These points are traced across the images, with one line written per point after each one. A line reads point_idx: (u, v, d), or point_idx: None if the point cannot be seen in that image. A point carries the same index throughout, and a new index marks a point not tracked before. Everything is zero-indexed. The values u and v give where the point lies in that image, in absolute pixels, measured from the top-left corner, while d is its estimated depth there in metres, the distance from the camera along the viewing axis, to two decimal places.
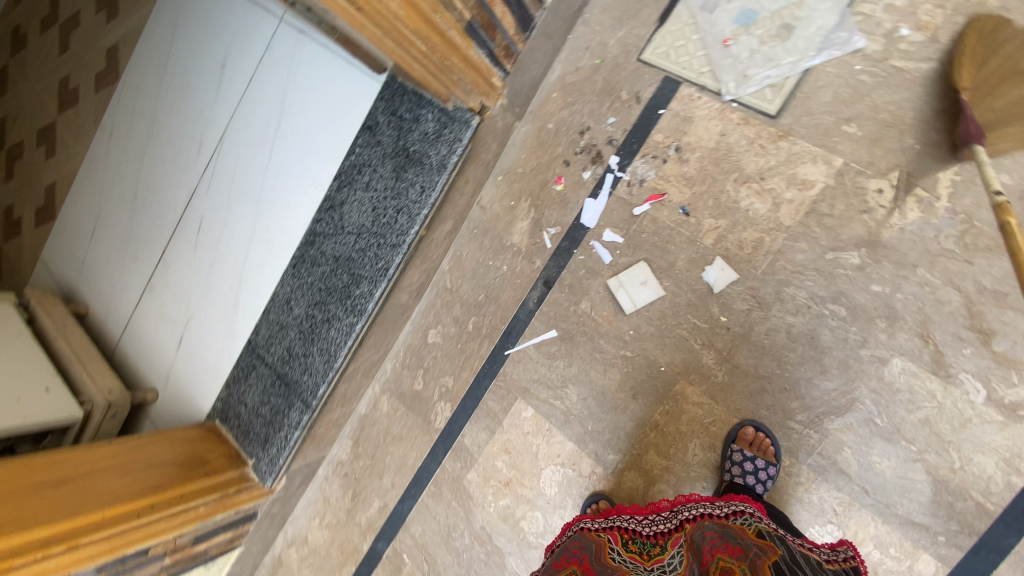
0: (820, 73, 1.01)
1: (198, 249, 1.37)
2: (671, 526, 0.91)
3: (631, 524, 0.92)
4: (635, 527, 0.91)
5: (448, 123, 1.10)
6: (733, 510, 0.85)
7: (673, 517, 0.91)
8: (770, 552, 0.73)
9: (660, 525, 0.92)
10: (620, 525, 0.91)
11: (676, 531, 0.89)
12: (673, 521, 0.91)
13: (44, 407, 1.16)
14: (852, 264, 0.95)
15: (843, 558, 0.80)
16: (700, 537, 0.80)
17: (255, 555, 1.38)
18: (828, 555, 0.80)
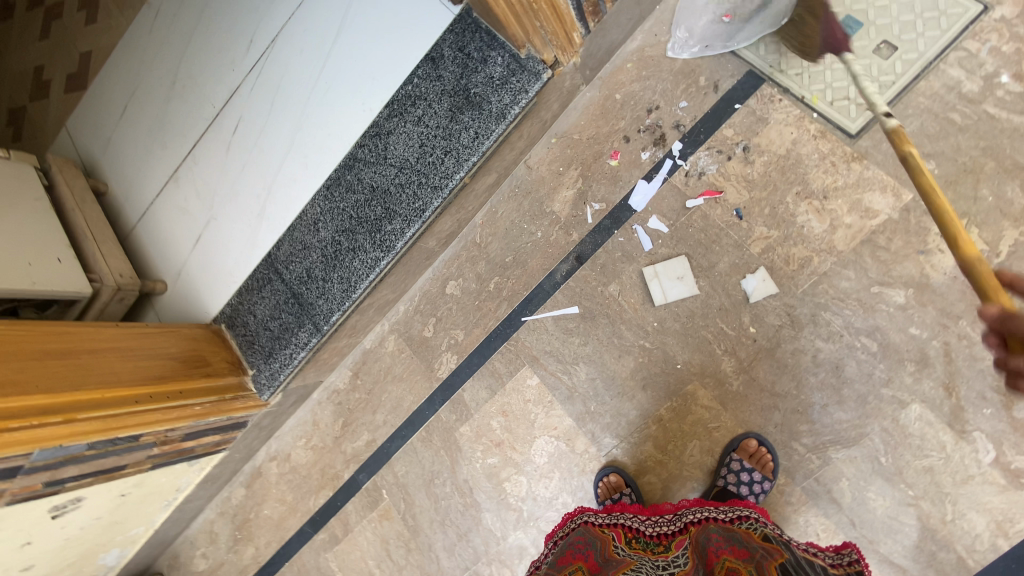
0: (912, 100, 0.95)
1: (231, 150, 1.33)
2: (673, 527, 0.97)
3: (633, 522, 1.00)
4: (638, 527, 0.99)
5: (517, 71, 1.03)
6: (737, 515, 0.89)
7: (677, 520, 0.98)
8: (777, 554, 0.76)
9: (663, 526, 0.98)
10: (622, 522, 0.99)
11: (680, 533, 0.95)
12: (677, 523, 0.97)
13: (55, 277, 1.14)
14: (896, 302, 0.93)
15: (848, 561, 0.80)
16: (705, 538, 0.84)
17: (238, 461, 1.41)
18: (833, 560, 0.81)
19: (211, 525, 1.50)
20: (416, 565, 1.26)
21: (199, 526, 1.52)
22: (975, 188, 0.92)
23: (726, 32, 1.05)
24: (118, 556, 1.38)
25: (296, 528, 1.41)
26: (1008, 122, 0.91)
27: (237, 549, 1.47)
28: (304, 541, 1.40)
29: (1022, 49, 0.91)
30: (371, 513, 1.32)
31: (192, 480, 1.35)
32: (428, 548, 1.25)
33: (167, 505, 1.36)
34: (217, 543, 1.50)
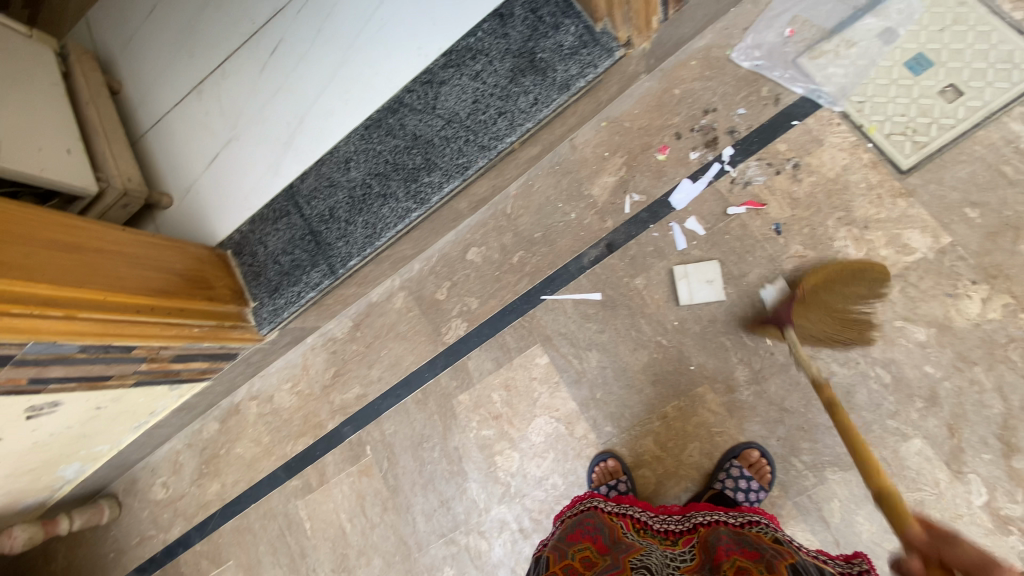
0: (966, 147, 0.98)
1: (265, 71, 1.26)
2: (682, 526, 0.97)
3: (641, 515, 0.99)
4: (646, 520, 0.99)
5: (589, 44, 1.00)
6: (748, 520, 0.89)
7: (687, 520, 0.97)
8: (786, 556, 0.77)
9: (673, 524, 0.98)
10: (630, 514, 0.99)
11: (689, 532, 0.95)
12: (686, 524, 0.97)
13: (62, 169, 1.06)
14: (916, 339, 0.96)
15: (859, 570, 0.82)
16: (714, 539, 0.85)
17: (217, 394, 1.36)
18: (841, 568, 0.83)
19: (176, 455, 1.45)
20: (390, 525, 1.24)
21: (163, 454, 1.46)
22: (1014, 243, 0.94)
23: (800, 46, 1.07)
24: (77, 472, 1.32)
25: (268, 471, 1.37)
26: None
27: (201, 484, 1.42)
28: (274, 485, 1.36)
29: None
30: (351, 467, 1.29)
31: (168, 405, 1.29)
32: (406, 510, 1.23)
33: (136, 428, 1.30)
34: (179, 475, 1.44)
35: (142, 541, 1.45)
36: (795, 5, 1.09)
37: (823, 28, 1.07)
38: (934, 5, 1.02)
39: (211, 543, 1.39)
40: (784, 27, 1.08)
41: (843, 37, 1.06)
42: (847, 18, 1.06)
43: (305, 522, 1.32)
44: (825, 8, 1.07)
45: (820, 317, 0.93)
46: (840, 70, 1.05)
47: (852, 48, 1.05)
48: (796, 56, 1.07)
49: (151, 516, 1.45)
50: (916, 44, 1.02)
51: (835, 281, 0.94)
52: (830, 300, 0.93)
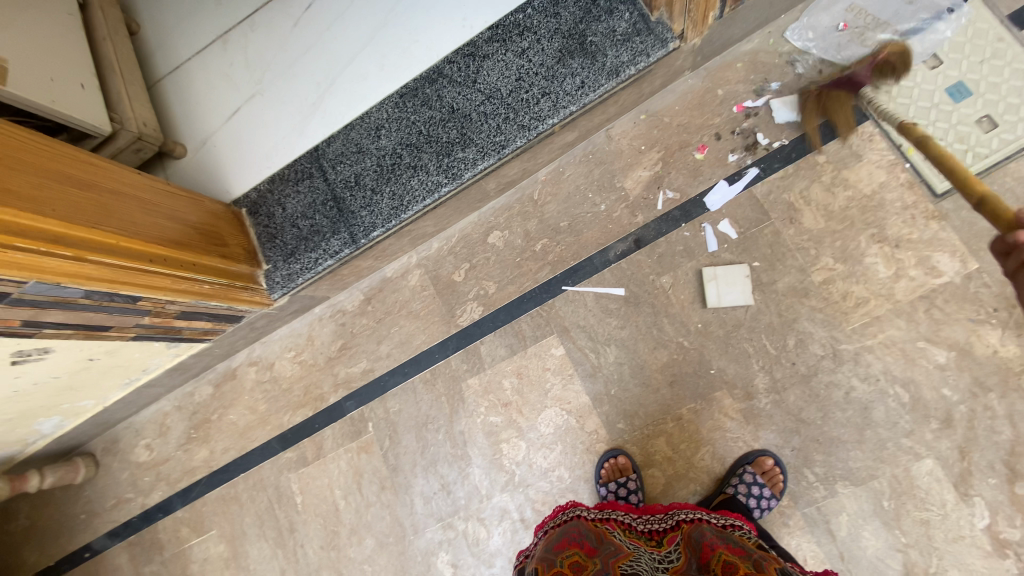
0: (999, 176, 0.99)
1: (297, 27, 1.21)
2: (666, 524, 0.96)
3: (625, 517, 0.99)
4: (629, 521, 0.98)
5: (643, 32, 0.98)
6: (730, 522, 0.90)
7: (669, 518, 0.97)
8: (774, 560, 0.77)
9: (655, 524, 0.98)
10: (613, 517, 0.98)
11: (672, 531, 0.94)
12: (669, 521, 0.97)
13: (74, 104, 1.00)
14: (937, 361, 0.96)
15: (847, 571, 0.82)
16: (699, 535, 0.85)
17: (216, 357, 1.31)
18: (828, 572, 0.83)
19: (164, 417, 1.39)
20: (385, 505, 1.21)
21: (149, 415, 1.41)
22: None
23: (850, 40, 1.05)
24: (56, 426, 1.26)
25: (261, 441, 1.32)
26: None
27: (188, 449, 1.37)
28: (267, 455, 1.31)
29: None
30: (349, 443, 1.26)
31: (162, 364, 1.24)
32: (404, 491, 1.20)
33: (125, 385, 1.25)
34: (165, 438, 1.39)
35: (118, 504, 1.40)
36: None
37: (880, 21, 1.04)
38: (975, 36, 1.03)
39: (193, 511, 1.35)
40: (840, 19, 1.05)
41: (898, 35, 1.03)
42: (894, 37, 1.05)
43: (296, 496, 1.28)
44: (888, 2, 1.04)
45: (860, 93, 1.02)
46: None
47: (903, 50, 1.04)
48: (845, 51, 1.06)
49: (131, 479, 1.40)
50: (957, 72, 1.03)
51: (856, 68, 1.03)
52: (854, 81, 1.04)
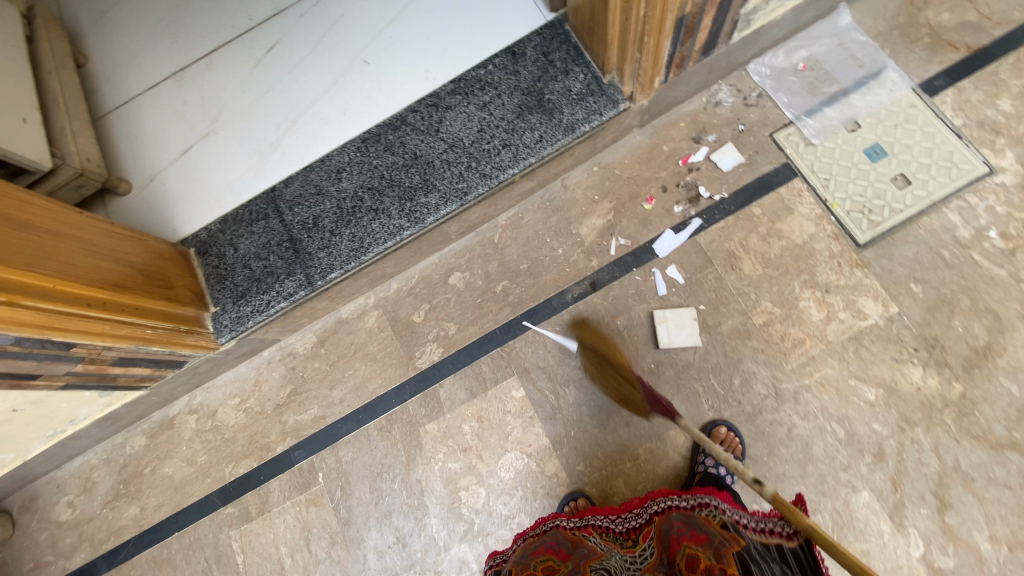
0: (913, 230, 1.09)
1: (258, 69, 1.22)
2: (641, 520, 0.98)
3: (603, 522, 0.99)
4: (608, 525, 0.99)
5: (596, 93, 1.06)
6: (698, 502, 0.91)
7: (644, 513, 0.99)
8: (733, 543, 0.80)
9: (632, 521, 0.99)
10: (592, 523, 0.99)
11: (646, 526, 0.96)
12: (644, 515, 0.98)
13: (13, 138, 0.95)
14: (867, 398, 1.04)
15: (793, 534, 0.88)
16: (667, 527, 0.87)
17: (152, 404, 1.22)
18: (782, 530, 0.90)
19: (89, 472, 1.27)
20: (336, 561, 1.14)
21: (71, 470, 1.28)
22: (950, 318, 1.05)
23: (805, 80, 1.19)
24: None
25: (199, 496, 1.23)
26: (988, 271, 1.06)
27: (115, 507, 1.25)
28: (205, 512, 1.22)
29: (1011, 213, 1.08)
30: (298, 496, 1.19)
31: (91, 415, 1.14)
32: (356, 545, 1.14)
33: (47, 438, 1.14)
34: (90, 495, 1.26)
35: (35, 569, 1.24)
36: (818, 45, 1.21)
37: (832, 73, 1.19)
38: (891, 104, 1.16)
39: None
40: (800, 63, 1.20)
41: (845, 88, 1.18)
42: (819, 102, 1.18)
43: (237, 555, 1.19)
44: (844, 60, 1.19)
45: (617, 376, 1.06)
46: (829, 114, 1.17)
47: (845, 102, 1.17)
48: (799, 88, 1.19)
49: (46, 543, 1.25)
50: (874, 135, 1.15)
51: (626, 387, 1.04)
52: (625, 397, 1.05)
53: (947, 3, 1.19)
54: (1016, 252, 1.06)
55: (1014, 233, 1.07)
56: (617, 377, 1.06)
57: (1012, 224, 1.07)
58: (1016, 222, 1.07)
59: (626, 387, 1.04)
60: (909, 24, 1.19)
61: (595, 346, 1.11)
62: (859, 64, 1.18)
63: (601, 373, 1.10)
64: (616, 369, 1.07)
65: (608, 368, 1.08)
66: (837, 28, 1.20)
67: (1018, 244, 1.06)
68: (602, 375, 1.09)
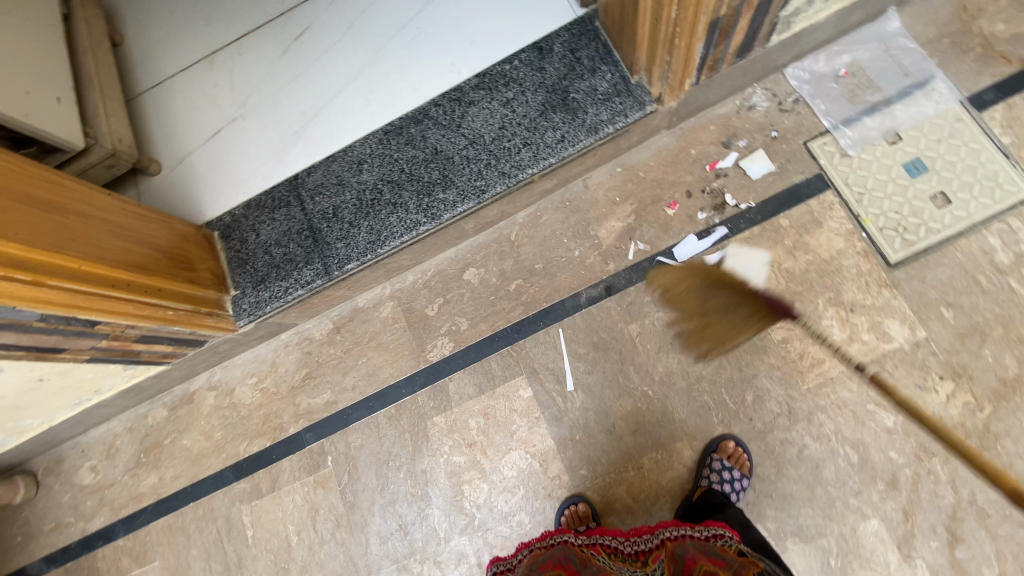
0: (949, 252, 1.04)
1: (286, 55, 1.22)
2: (651, 544, 0.97)
3: (612, 542, 0.99)
4: (617, 546, 0.99)
5: (623, 94, 1.02)
6: (713, 533, 0.90)
7: (654, 538, 0.98)
8: (751, 567, 0.80)
9: (642, 545, 0.98)
10: (600, 542, 0.98)
11: (657, 550, 0.95)
12: (654, 541, 0.97)
13: (48, 118, 0.98)
14: (884, 424, 1.01)
15: None
16: (681, 550, 0.87)
17: (174, 378, 1.27)
18: None
19: (113, 439, 1.34)
20: (339, 543, 1.18)
21: (98, 435, 1.35)
22: (980, 346, 1.00)
23: (846, 87, 1.13)
24: None
25: (214, 470, 1.28)
26: None
27: (136, 474, 1.31)
28: (219, 485, 1.27)
29: None
30: (307, 477, 1.22)
31: (116, 385, 1.20)
32: (360, 529, 1.17)
33: (75, 405, 1.20)
34: (113, 461, 1.33)
35: (57, 528, 1.32)
36: (862, 50, 1.14)
37: (875, 81, 1.13)
38: (936, 117, 1.09)
39: (137, 540, 1.28)
40: (841, 68, 1.14)
41: (888, 97, 1.11)
42: (860, 112, 1.12)
43: (247, 529, 1.23)
44: (889, 67, 1.13)
45: (724, 301, 1.04)
46: (869, 124, 1.11)
47: (887, 113, 1.11)
48: (839, 95, 1.13)
49: (73, 502, 1.33)
50: (915, 149, 1.09)
51: (748, 305, 1.02)
52: (741, 322, 1.03)
53: (1007, 10, 1.11)
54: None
55: None
56: (734, 301, 1.04)
57: None
58: None
59: (744, 308, 1.03)
60: (962, 32, 1.11)
61: (697, 282, 1.08)
62: (905, 71, 1.12)
63: (710, 306, 1.05)
64: (733, 291, 1.05)
65: (719, 295, 1.05)
66: (884, 33, 1.13)
67: None
68: (713, 304, 1.05)
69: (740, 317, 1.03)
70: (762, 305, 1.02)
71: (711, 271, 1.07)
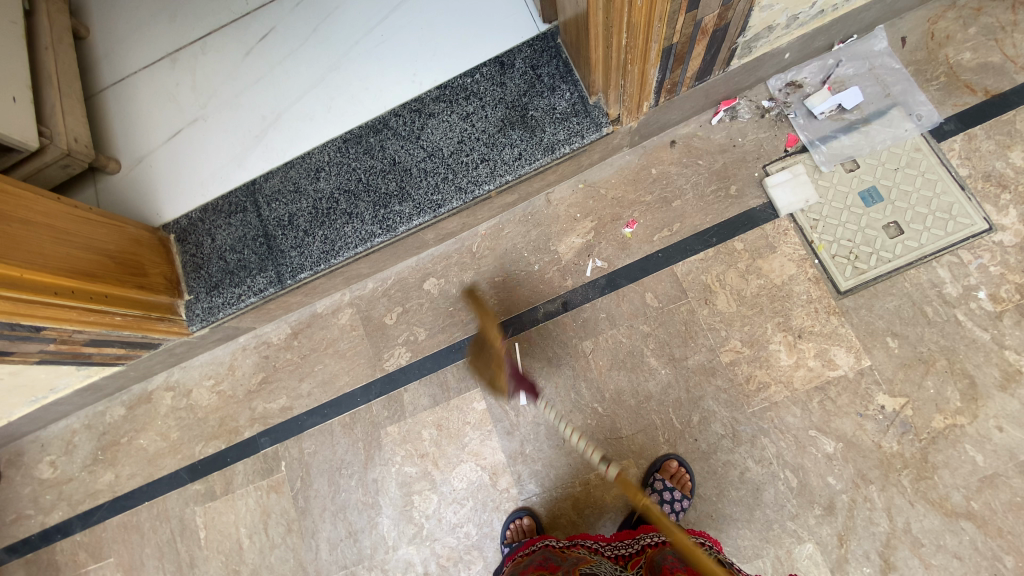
0: (898, 282, 1.05)
1: (251, 56, 1.21)
2: (632, 549, 0.96)
3: (593, 544, 0.99)
4: (598, 547, 0.98)
5: (581, 114, 1.02)
6: (694, 541, 0.92)
7: (635, 543, 0.97)
8: None
9: (622, 549, 0.97)
10: (581, 543, 0.99)
11: (638, 555, 0.94)
12: (635, 545, 0.97)
13: (1, 118, 0.96)
14: (825, 450, 1.02)
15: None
16: (661, 558, 0.87)
17: (130, 378, 1.26)
18: None
19: (71, 435, 1.33)
20: (290, 547, 1.19)
21: (56, 431, 1.34)
22: (923, 376, 1.02)
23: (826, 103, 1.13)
24: None
25: (170, 470, 1.28)
26: (971, 334, 1.02)
27: (93, 471, 1.31)
28: (174, 486, 1.27)
29: (1005, 274, 1.03)
30: (260, 481, 1.23)
31: (71, 384, 1.19)
32: (310, 535, 1.18)
33: (31, 402, 1.19)
34: (71, 457, 1.33)
35: (16, 520, 1.33)
36: (846, 67, 1.13)
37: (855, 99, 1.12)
38: (894, 146, 1.10)
39: (92, 537, 1.29)
40: (824, 84, 1.13)
41: (866, 116, 1.11)
42: (834, 130, 1.12)
43: (200, 530, 1.24)
44: (870, 86, 1.12)
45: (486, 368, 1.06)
46: (845, 142, 1.11)
47: (864, 131, 1.11)
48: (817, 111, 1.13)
49: (30, 496, 1.33)
50: (872, 178, 1.10)
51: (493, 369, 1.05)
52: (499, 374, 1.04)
53: (973, 40, 1.11)
54: (1004, 316, 1.02)
55: (1004, 296, 1.02)
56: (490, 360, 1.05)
57: (1004, 285, 1.02)
58: (1008, 283, 1.02)
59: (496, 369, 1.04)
60: (926, 61, 1.12)
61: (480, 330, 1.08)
62: (882, 92, 1.12)
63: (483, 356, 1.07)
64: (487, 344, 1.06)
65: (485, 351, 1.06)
66: (871, 52, 1.13)
67: (1008, 307, 1.02)
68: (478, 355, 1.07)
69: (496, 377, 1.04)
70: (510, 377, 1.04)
71: (739, 161, 1.14)
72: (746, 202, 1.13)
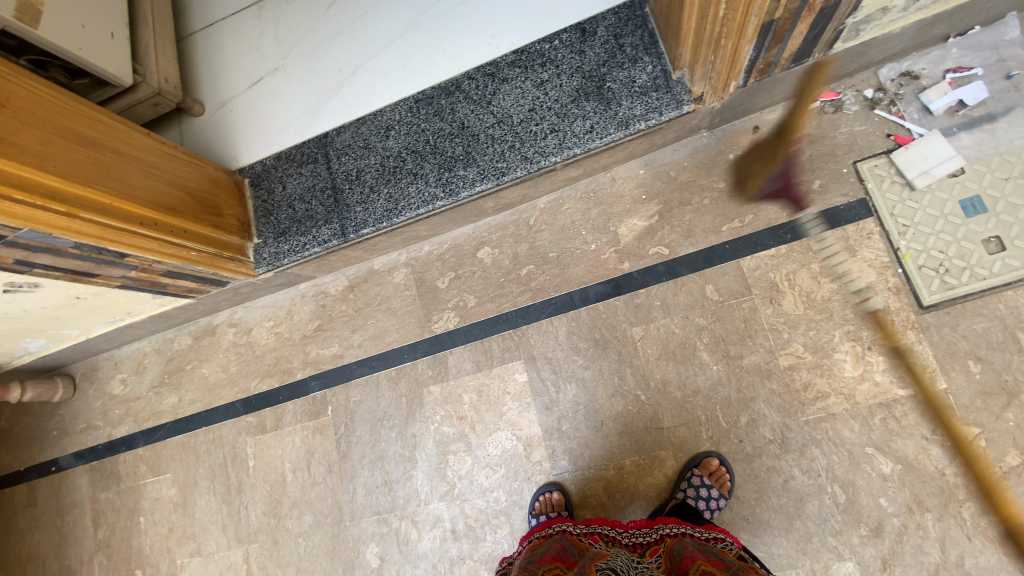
0: (990, 303, 0.97)
1: (333, 9, 1.22)
2: (650, 538, 0.95)
3: (611, 532, 0.99)
4: (614, 535, 0.98)
5: (661, 89, 0.97)
6: (714, 536, 0.90)
7: (652, 533, 0.96)
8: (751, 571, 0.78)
9: (639, 538, 0.97)
10: (599, 531, 0.98)
11: (655, 544, 0.93)
12: (653, 535, 0.96)
13: (100, 52, 1.02)
14: (880, 470, 0.97)
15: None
16: (679, 547, 0.86)
17: (199, 311, 1.35)
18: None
19: (142, 357, 1.45)
20: (329, 487, 1.26)
21: (129, 352, 1.46)
22: (1003, 408, 0.94)
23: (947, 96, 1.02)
24: (40, 346, 1.32)
25: (226, 400, 1.37)
26: None
27: (158, 392, 1.42)
28: (229, 415, 1.36)
29: None
30: (307, 421, 1.30)
31: (146, 311, 1.28)
32: (349, 478, 1.25)
33: (108, 323, 1.30)
34: (140, 377, 1.44)
35: (88, 429, 1.47)
36: (972, 57, 1.01)
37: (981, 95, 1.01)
38: (1009, 152, 0.99)
39: (153, 451, 1.40)
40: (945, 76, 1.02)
41: (983, 116, 1.00)
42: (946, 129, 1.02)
43: (249, 459, 1.33)
44: (994, 82, 1.00)
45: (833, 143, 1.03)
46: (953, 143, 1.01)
47: (975, 134, 1.01)
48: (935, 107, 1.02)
49: (103, 408, 1.46)
50: (977, 185, 1.00)
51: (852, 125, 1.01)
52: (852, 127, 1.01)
53: None
54: None
55: None
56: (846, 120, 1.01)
57: None
58: None
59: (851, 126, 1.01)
60: None
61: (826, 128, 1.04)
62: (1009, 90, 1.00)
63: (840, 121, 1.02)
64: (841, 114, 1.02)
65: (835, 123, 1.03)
66: (1000, 41, 1.01)
67: None
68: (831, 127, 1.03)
69: (843, 195, 1.05)
70: (619, 368, 1.12)
71: (828, 156, 1.06)
72: (828, 200, 1.05)
